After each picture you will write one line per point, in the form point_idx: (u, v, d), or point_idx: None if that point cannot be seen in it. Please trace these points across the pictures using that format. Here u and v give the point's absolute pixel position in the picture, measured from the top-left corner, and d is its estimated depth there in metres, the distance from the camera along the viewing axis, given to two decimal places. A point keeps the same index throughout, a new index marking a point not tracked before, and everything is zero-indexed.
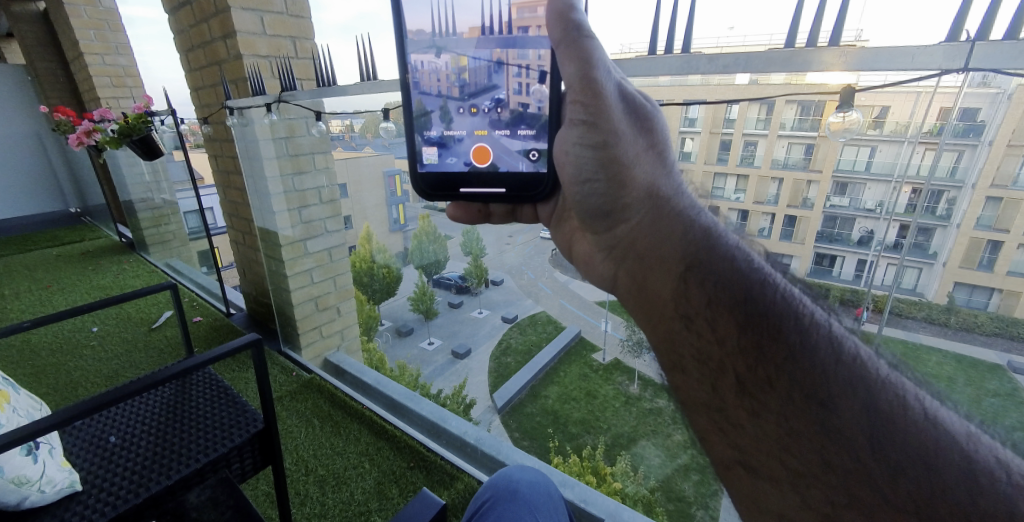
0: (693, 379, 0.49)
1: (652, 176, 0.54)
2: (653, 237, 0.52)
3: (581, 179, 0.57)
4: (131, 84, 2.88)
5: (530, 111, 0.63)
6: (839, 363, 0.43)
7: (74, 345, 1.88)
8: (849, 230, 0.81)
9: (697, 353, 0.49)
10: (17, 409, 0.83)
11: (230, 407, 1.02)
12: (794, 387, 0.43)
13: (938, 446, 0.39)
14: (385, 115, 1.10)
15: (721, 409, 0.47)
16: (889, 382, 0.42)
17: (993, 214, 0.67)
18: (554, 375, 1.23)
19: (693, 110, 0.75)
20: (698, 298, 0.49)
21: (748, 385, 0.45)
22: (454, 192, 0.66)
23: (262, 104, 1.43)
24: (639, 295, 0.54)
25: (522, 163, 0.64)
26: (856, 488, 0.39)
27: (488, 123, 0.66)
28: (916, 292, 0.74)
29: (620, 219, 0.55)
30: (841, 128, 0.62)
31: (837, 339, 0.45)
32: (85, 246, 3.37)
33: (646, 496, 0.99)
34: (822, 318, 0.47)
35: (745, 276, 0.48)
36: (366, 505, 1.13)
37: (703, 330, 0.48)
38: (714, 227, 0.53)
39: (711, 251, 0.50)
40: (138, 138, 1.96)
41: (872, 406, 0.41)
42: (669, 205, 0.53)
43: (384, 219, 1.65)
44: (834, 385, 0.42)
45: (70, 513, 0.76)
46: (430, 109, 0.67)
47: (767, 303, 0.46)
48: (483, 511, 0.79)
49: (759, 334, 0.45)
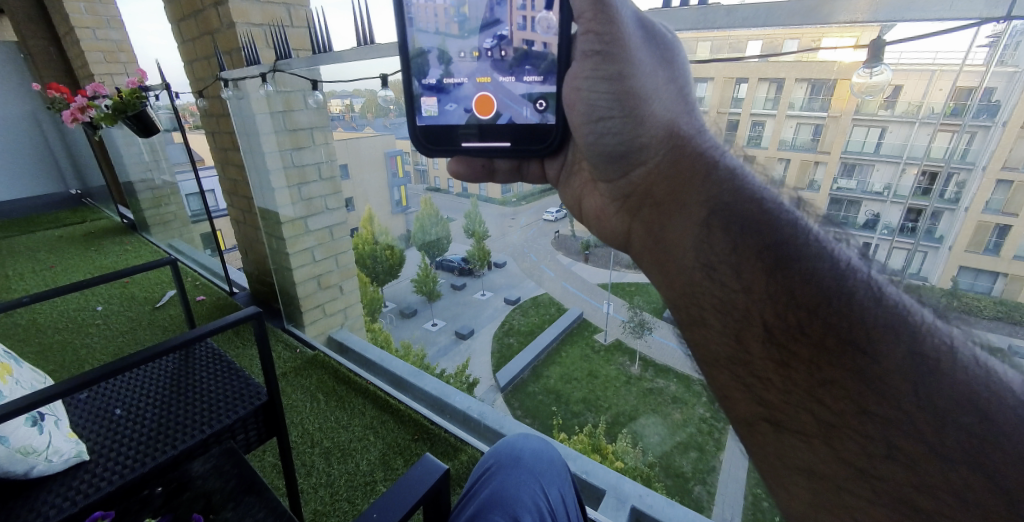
0: (716, 331, 0.46)
1: (672, 113, 0.51)
2: (668, 180, 0.50)
3: (594, 118, 0.53)
4: (125, 60, 2.81)
5: (534, 49, 0.59)
6: (878, 306, 0.39)
7: (79, 324, 1.90)
8: (855, 213, 0.74)
9: (718, 303, 0.46)
10: (20, 381, 0.85)
11: (235, 379, 1.04)
12: (828, 332, 0.39)
13: (990, 393, 0.35)
14: (383, 83, 1.08)
15: (745, 362, 0.44)
16: (935, 328, 0.39)
17: (1003, 197, 0.65)
18: (555, 356, 1.23)
19: (704, 89, 0.74)
20: (720, 244, 0.46)
21: (776, 333, 0.42)
22: (453, 146, 0.65)
23: (257, 74, 1.39)
24: (656, 248, 0.52)
25: (525, 110, 0.61)
26: (898, 437, 0.36)
27: (491, 67, 0.63)
28: (921, 276, 0.69)
29: (635, 163, 0.52)
30: (866, 87, 0.63)
31: (877, 284, 0.41)
32: (87, 227, 3.37)
33: (644, 471, 1.03)
34: (857, 263, 0.43)
35: (772, 219, 0.45)
36: (371, 475, 1.16)
37: (727, 277, 0.45)
38: (738, 169, 0.50)
39: (735, 194, 0.47)
40: (133, 115, 1.90)
41: (916, 351, 0.37)
42: (690, 146, 0.50)
43: (386, 202, 1.59)
44: (873, 330, 0.38)
45: (78, 481, 0.78)
46: (428, 49, 0.64)
47: (797, 245, 0.43)
48: (485, 477, 0.81)
49: (787, 278, 0.42)
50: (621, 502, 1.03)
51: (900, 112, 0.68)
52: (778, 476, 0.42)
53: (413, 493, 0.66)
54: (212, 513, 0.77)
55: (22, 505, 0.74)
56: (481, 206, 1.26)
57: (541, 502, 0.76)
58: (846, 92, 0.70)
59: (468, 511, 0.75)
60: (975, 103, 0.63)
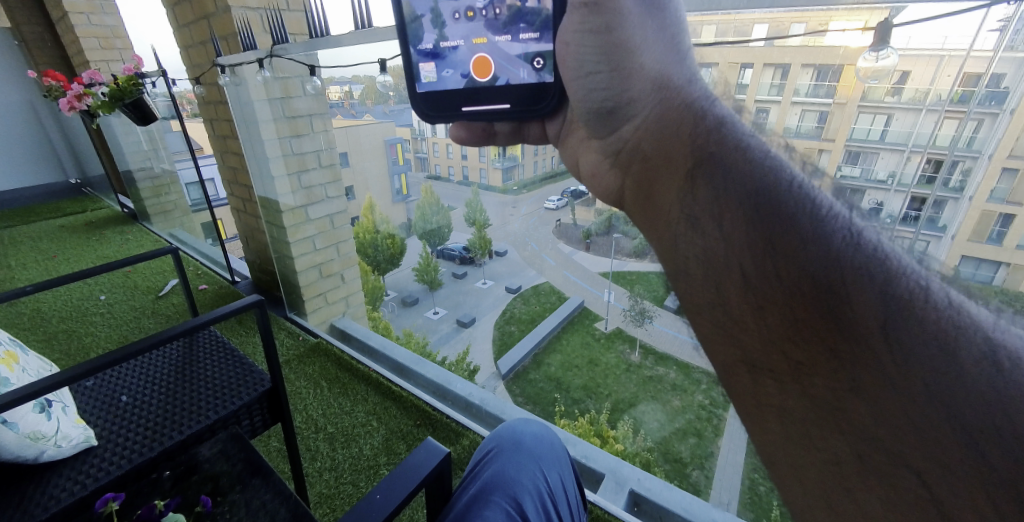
0: (696, 276, 0.44)
1: (662, 66, 0.50)
2: (654, 136, 0.49)
3: (583, 73, 0.53)
4: (121, 46, 2.77)
5: (529, 6, 0.58)
6: (857, 253, 0.37)
7: (83, 313, 1.91)
8: (859, 201, 0.71)
9: (700, 250, 0.43)
10: (27, 369, 0.86)
11: (238, 367, 1.06)
12: (805, 271, 0.37)
13: (957, 330, 0.33)
14: (382, 68, 1.06)
15: (723, 314, 0.42)
16: (910, 271, 0.36)
17: (1007, 186, 0.64)
18: (555, 343, 1.24)
19: (706, 74, 0.72)
20: (704, 187, 0.43)
21: (755, 275, 0.40)
22: (455, 111, 0.64)
23: (254, 60, 1.38)
24: (646, 200, 0.50)
25: (521, 70, 0.59)
26: (864, 371, 0.34)
27: (486, 27, 0.62)
28: (930, 264, 0.65)
29: (625, 121, 0.52)
30: (872, 70, 0.64)
31: (857, 230, 0.39)
32: (88, 216, 3.37)
33: (645, 456, 1.05)
34: (839, 210, 0.41)
35: (756, 164, 0.43)
36: (376, 459, 1.18)
37: (705, 226, 0.43)
38: (726, 120, 0.47)
39: (717, 141, 0.45)
40: (130, 103, 1.86)
41: (890, 296, 0.34)
42: (676, 100, 0.48)
43: (386, 190, 1.54)
44: (849, 269, 0.36)
45: (88, 465, 0.80)
46: (421, 13, 0.63)
47: (778, 191, 0.41)
48: (487, 459, 0.82)
49: (770, 219, 0.40)
50: (620, 485, 1.04)
51: (907, 99, 0.68)
52: (753, 416, 0.40)
53: (414, 475, 0.67)
54: (219, 495, 0.78)
55: (34, 488, 0.75)
56: (482, 194, 1.22)
57: (542, 485, 0.77)
58: (852, 78, 0.70)
59: (470, 492, 0.76)
60: (981, 90, 0.62)
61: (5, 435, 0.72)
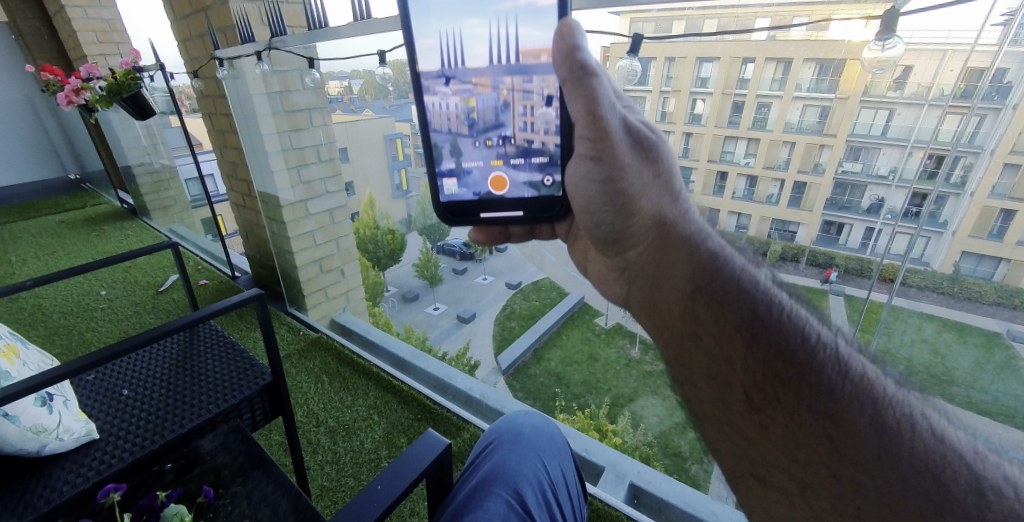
0: (702, 393, 0.48)
1: (659, 202, 0.55)
2: (658, 257, 0.54)
3: (590, 210, 0.59)
4: (118, 40, 2.74)
5: (535, 146, 0.68)
6: (845, 382, 0.41)
7: (84, 308, 1.91)
8: (859, 198, 0.74)
9: (707, 371, 0.48)
10: (28, 363, 0.86)
11: (238, 360, 1.06)
12: (801, 403, 0.42)
13: (943, 460, 0.37)
14: (382, 60, 1.08)
15: (730, 430, 0.46)
16: (897, 400, 0.41)
17: (1010, 182, 0.62)
18: (555, 338, 1.22)
19: (706, 68, 0.82)
20: (703, 316, 0.48)
21: (756, 401, 0.44)
22: (473, 216, 0.70)
23: (252, 52, 1.37)
24: (651, 310, 0.55)
25: (530, 194, 0.68)
26: (862, 496, 0.38)
27: (499, 155, 0.71)
28: (922, 261, 0.71)
29: (629, 245, 0.58)
30: (877, 61, 0.63)
31: (845, 359, 0.43)
32: (88, 212, 3.37)
33: (645, 450, 1.07)
34: (829, 339, 0.45)
35: (749, 294, 0.47)
36: (376, 453, 1.19)
37: (709, 348, 0.48)
38: (720, 250, 0.52)
39: (714, 270, 0.50)
40: (128, 97, 1.85)
41: (880, 427, 0.39)
42: (675, 226, 0.54)
43: (386, 186, 1.48)
44: (842, 403, 0.40)
45: (90, 459, 0.80)
46: (440, 144, 0.70)
47: (772, 320, 0.45)
48: (487, 451, 0.83)
49: (765, 354, 0.44)
50: (620, 479, 1.06)
51: (909, 94, 0.66)
52: None
53: (416, 466, 0.68)
54: (221, 488, 0.79)
55: (36, 481, 0.76)
56: None
57: (542, 476, 0.78)
58: (855, 71, 0.68)
59: (470, 483, 0.76)
60: (984, 86, 0.62)
61: (6, 428, 0.72)
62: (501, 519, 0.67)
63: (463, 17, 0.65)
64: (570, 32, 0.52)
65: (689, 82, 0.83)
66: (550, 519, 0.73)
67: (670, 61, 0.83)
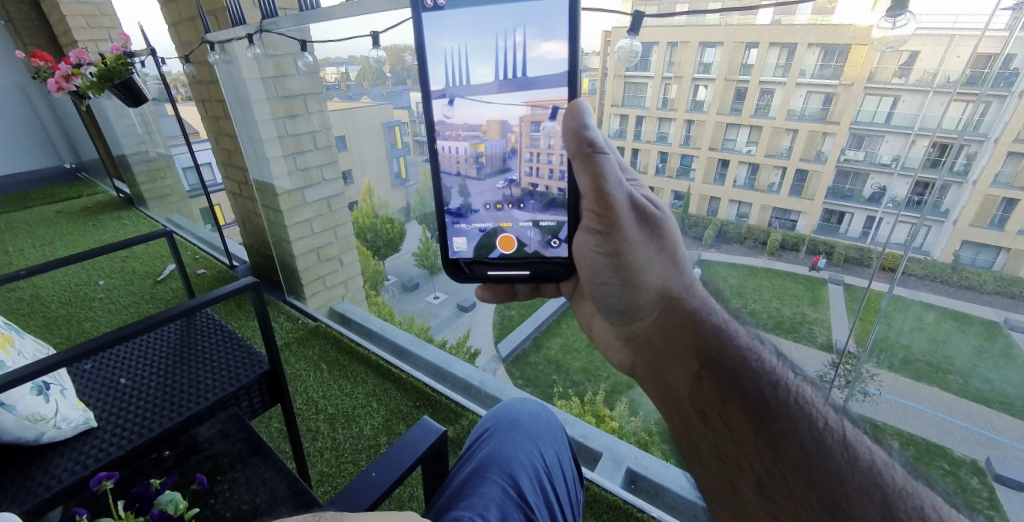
0: (712, 472, 0.53)
1: (665, 279, 0.63)
2: (665, 334, 0.62)
3: (599, 281, 0.67)
4: (109, 24, 2.67)
5: (539, 189, 0.72)
6: (852, 469, 0.47)
7: (82, 298, 1.91)
8: (860, 186, 0.74)
9: (714, 447, 0.53)
10: (23, 352, 0.86)
11: (236, 349, 1.07)
12: (810, 489, 0.47)
13: None
14: (375, 42, 1.08)
15: (740, 508, 0.50)
16: (908, 493, 0.45)
17: (1013, 170, 0.61)
18: (556, 327, 1.22)
19: (710, 53, 0.80)
20: (709, 392, 0.55)
21: (766, 484, 0.49)
22: (482, 273, 0.76)
23: (244, 36, 1.34)
24: (656, 383, 0.62)
25: (533, 234, 0.74)
26: None
27: (509, 209, 0.76)
28: (922, 250, 0.69)
29: (637, 317, 0.65)
30: (887, 40, 0.61)
31: (851, 445, 0.49)
32: (85, 201, 3.35)
33: (644, 436, 1.09)
34: (834, 422, 0.51)
35: (753, 377, 0.55)
36: (376, 439, 1.21)
37: (718, 426, 0.54)
38: (724, 327, 0.60)
39: (722, 351, 0.57)
40: (120, 83, 1.82)
41: (889, 516, 0.43)
42: (682, 304, 0.62)
43: (385, 174, 1.43)
44: (850, 491, 0.45)
45: (89, 447, 0.82)
46: (450, 186, 0.74)
47: (776, 403, 0.52)
48: (483, 438, 0.84)
49: (770, 434, 0.51)
50: (618, 464, 1.07)
51: (915, 80, 0.64)
52: None
53: (411, 453, 0.69)
54: (219, 474, 0.80)
55: (36, 468, 0.77)
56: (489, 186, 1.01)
57: (538, 462, 0.79)
58: (860, 57, 0.67)
59: (466, 470, 0.77)
60: (992, 72, 0.60)
61: (3, 417, 0.73)
62: (496, 505, 0.68)
63: (473, 65, 0.69)
64: (578, 113, 0.60)
65: (691, 68, 0.82)
66: (545, 505, 0.74)
67: (672, 46, 0.82)
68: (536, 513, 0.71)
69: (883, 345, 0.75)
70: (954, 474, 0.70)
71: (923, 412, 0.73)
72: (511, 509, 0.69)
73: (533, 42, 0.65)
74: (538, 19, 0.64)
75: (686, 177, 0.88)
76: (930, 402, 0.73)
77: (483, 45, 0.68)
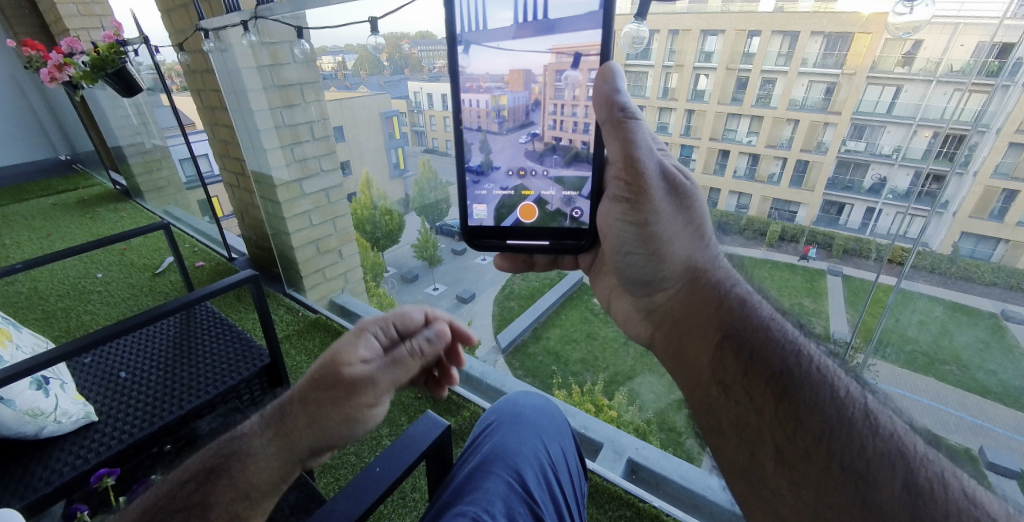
0: (732, 443, 0.54)
1: (690, 251, 0.63)
2: (688, 306, 0.62)
3: (622, 252, 0.66)
4: (101, 12, 2.62)
5: (562, 143, 0.73)
6: (874, 438, 0.47)
7: (81, 291, 1.91)
8: (861, 177, 0.74)
9: (734, 419, 0.54)
10: (21, 346, 0.87)
11: (236, 341, 1.11)
12: (832, 458, 0.47)
13: None
14: (372, 28, 1.06)
15: (760, 476, 0.51)
16: (929, 461, 0.45)
17: (1014, 161, 0.61)
18: (555, 318, 1.23)
19: (710, 42, 0.79)
20: (732, 365, 0.55)
21: (786, 454, 0.50)
22: (501, 241, 0.74)
23: (239, 22, 1.32)
24: (677, 355, 0.62)
25: (556, 191, 0.74)
26: None
27: (526, 159, 0.76)
28: (919, 241, 0.70)
29: (659, 288, 0.65)
30: (901, 25, 0.62)
31: (872, 414, 0.49)
32: (81, 193, 3.33)
33: (641, 425, 1.10)
34: (855, 392, 0.51)
35: (778, 348, 0.54)
36: (378, 431, 1.22)
37: (739, 397, 0.54)
38: (748, 299, 0.60)
39: (745, 323, 0.57)
40: (113, 72, 1.80)
41: (910, 484, 0.44)
42: (706, 277, 0.62)
43: (384, 165, 1.40)
44: (872, 460, 0.46)
45: (88, 441, 0.83)
46: (471, 141, 0.73)
47: (800, 374, 0.52)
48: (487, 432, 0.84)
49: (793, 403, 0.51)
50: (618, 454, 1.08)
51: (919, 69, 0.63)
52: None
53: (414, 449, 0.69)
54: None
55: (36, 462, 0.79)
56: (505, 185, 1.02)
57: (542, 455, 0.80)
58: (863, 47, 0.67)
59: (469, 465, 0.78)
60: (1011, 60, 0.58)
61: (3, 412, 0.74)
62: (501, 500, 0.70)
63: (491, 11, 0.67)
64: (610, 77, 0.61)
65: (692, 57, 0.81)
66: (551, 499, 0.75)
67: (672, 34, 0.81)
68: (541, 508, 0.72)
69: (890, 338, 0.77)
70: None
71: (922, 402, 0.72)
72: (516, 504, 0.70)
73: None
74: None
75: (689, 167, 0.84)
76: (926, 392, 0.73)
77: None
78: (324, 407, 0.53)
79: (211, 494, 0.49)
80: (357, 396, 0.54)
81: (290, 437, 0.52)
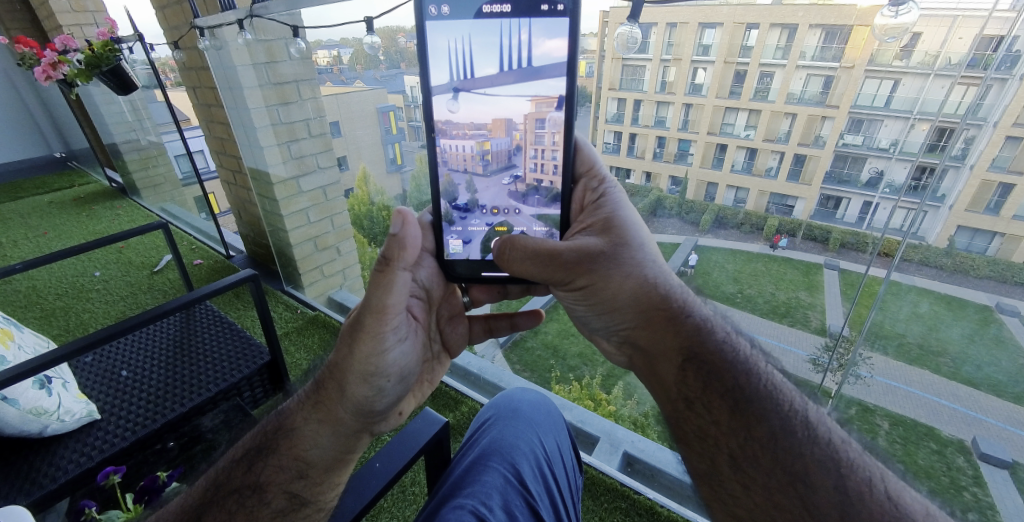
0: (695, 452, 0.54)
1: (647, 286, 0.62)
2: (650, 335, 0.61)
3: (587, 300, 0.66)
4: (93, 7, 2.56)
5: (544, 184, 0.70)
6: (813, 445, 0.48)
7: (79, 289, 1.91)
8: (859, 170, 0.74)
9: (698, 431, 0.54)
10: (23, 346, 0.87)
11: (236, 341, 1.12)
12: (776, 463, 0.48)
13: None
14: (368, 27, 1.09)
15: (720, 482, 0.52)
16: (859, 465, 0.47)
17: (1010, 154, 0.61)
18: (554, 312, 1.14)
19: (710, 35, 0.78)
20: (693, 383, 0.56)
21: (740, 460, 0.50)
22: (475, 275, 0.72)
23: (234, 21, 1.30)
24: (649, 380, 0.62)
25: (537, 227, 0.72)
26: None
27: (509, 197, 0.73)
28: (915, 235, 0.71)
29: (624, 322, 0.63)
30: (888, 28, 0.60)
31: (813, 424, 0.50)
32: (77, 191, 3.31)
33: (639, 419, 1.11)
34: (799, 405, 0.53)
35: (732, 369, 0.55)
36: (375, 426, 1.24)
37: (701, 411, 0.55)
38: (705, 323, 0.60)
39: (705, 345, 0.57)
40: (108, 70, 1.78)
41: (841, 486, 0.46)
42: (665, 307, 0.61)
43: (380, 159, 1.36)
44: (810, 465, 0.47)
45: (93, 438, 0.85)
46: (458, 182, 0.71)
47: (750, 390, 0.53)
48: (484, 427, 0.85)
49: (745, 417, 0.52)
50: (615, 447, 1.11)
51: (918, 62, 0.63)
52: None
53: (414, 444, 0.70)
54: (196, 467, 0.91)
55: (41, 459, 0.80)
56: None
57: (539, 450, 0.80)
58: (862, 39, 0.66)
59: (468, 459, 0.79)
60: (999, 55, 0.59)
61: (6, 411, 0.75)
62: (499, 493, 0.71)
63: (478, 61, 0.67)
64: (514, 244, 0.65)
65: (690, 50, 0.80)
66: (546, 492, 0.76)
67: (671, 27, 0.81)
68: (537, 501, 0.73)
69: (880, 333, 0.76)
70: (941, 453, 0.73)
71: (916, 394, 0.74)
72: (513, 497, 0.71)
73: (538, 40, 0.63)
74: (541, 18, 0.62)
75: (684, 162, 0.89)
76: (920, 385, 0.74)
77: (487, 42, 0.66)
78: (341, 365, 0.60)
79: (266, 473, 0.56)
80: (356, 344, 0.60)
81: (327, 405, 0.60)
